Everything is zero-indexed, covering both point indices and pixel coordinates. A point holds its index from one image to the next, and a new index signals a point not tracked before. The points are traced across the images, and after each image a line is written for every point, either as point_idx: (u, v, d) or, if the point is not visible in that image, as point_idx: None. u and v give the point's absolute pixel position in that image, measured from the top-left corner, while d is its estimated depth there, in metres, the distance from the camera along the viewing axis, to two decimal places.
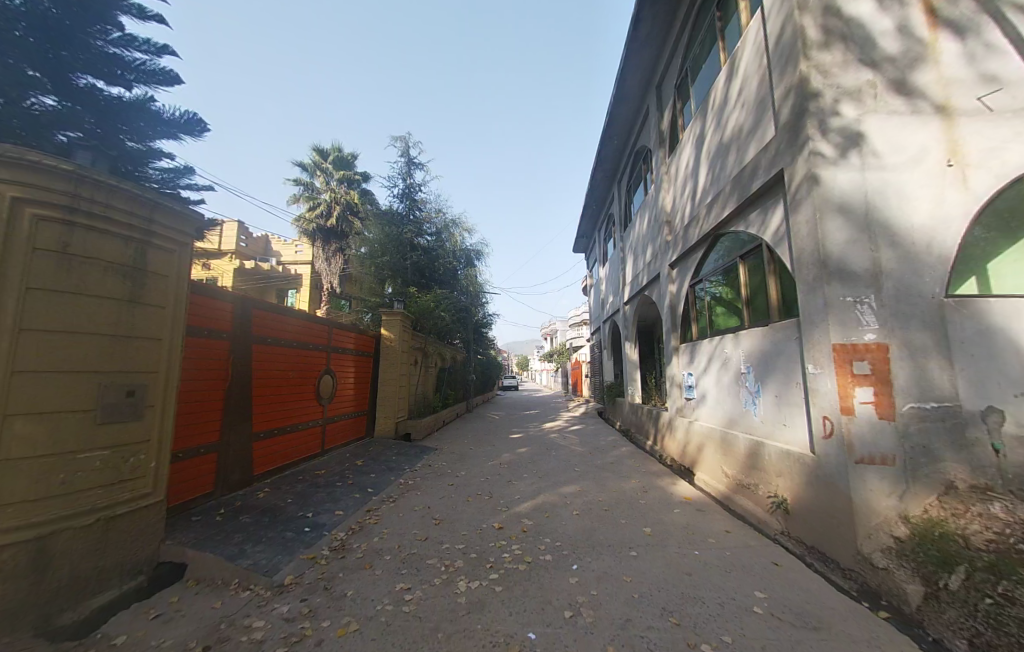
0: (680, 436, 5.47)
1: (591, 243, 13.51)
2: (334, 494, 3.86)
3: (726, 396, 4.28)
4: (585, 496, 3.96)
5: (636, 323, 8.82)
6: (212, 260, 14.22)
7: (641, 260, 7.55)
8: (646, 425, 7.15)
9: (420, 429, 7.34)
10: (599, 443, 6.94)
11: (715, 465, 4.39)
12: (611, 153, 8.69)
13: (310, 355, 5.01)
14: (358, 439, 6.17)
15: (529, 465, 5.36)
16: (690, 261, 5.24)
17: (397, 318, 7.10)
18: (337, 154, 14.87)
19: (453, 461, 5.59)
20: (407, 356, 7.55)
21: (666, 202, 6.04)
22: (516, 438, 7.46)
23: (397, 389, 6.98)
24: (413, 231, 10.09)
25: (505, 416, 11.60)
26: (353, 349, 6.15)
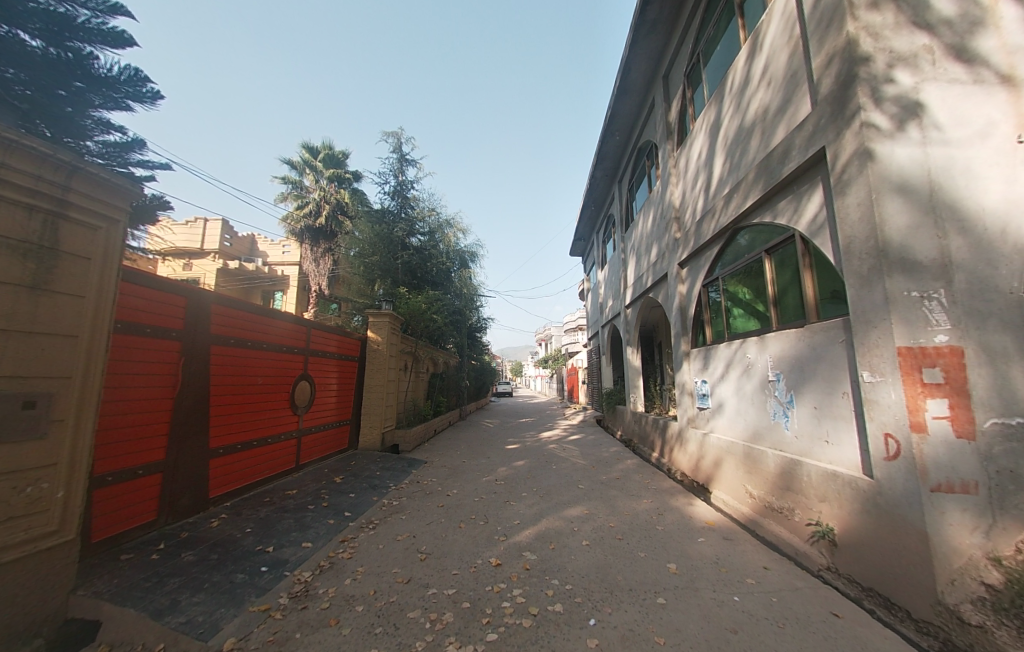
0: (692, 449, 5.01)
1: (590, 246, 13.16)
2: (305, 520, 3.32)
3: (749, 407, 3.84)
4: (594, 521, 3.47)
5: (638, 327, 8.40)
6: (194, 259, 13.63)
7: (645, 262, 7.18)
8: (651, 436, 6.68)
9: (409, 439, 6.80)
10: (602, 456, 6.46)
11: (737, 484, 3.92)
12: (611, 151, 8.36)
13: (284, 360, 4.47)
14: (338, 452, 5.61)
15: (528, 481, 4.85)
16: (703, 259, 4.84)
17: (385, 319, 6.59)
18: (327, 151, 14.40)
19: (443, 477, 5.07)
20: (396, 361, 7.01)
21: (674, 197, 5.66)
22: (512, 450, 6.93)
23: (385, 396, 6.44)
24: (405, 229, 9.62)
25: (500, 425, 11.07)
26: (335, 352, 5.62)
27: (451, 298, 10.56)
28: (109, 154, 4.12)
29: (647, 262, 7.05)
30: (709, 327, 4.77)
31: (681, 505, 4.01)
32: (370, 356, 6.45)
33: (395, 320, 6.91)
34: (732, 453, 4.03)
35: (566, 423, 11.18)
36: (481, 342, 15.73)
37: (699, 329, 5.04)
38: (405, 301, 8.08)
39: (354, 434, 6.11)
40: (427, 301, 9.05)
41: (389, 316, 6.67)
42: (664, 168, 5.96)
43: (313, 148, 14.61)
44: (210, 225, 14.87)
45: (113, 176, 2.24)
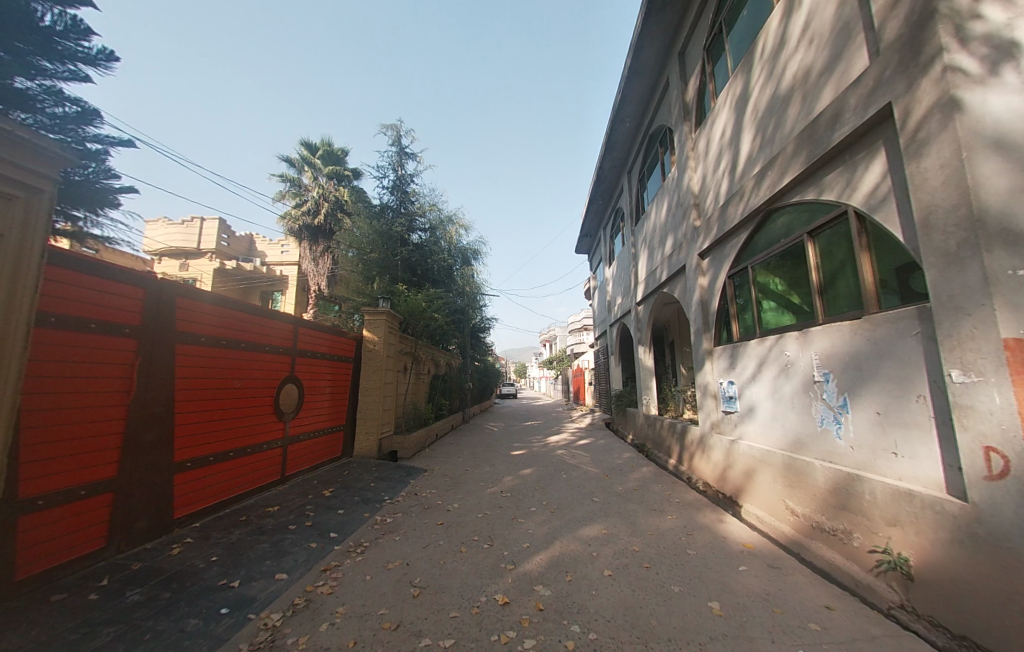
0: (716, 457, 4.55)
1: (596, 242, 12.71)
2: (282, 544, 2.90)
3: (788, 411, 3.38)
4: (614, 544, 3.01)
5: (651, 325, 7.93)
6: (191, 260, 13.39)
7: (658, 255, 6.73)
8: (668, 441, 6.21)
9: (408, 446, 6.38)
10: (615, 463, 6.01)
11: (775, 499, 3.45)
12: (620, 139, 7.92)
13: (268, 361, 4.08)
14: (331, 461, 5.20)
15: (536, 493, 4.41)
16: (728, 247, 4.38)
17: (382, 318, 6.17)
18: (326, 148, 14.07)
19: (444, 488, 4.64)
20: (394, 362, 6.59)
21: (692, 182, 5.21)
22: (517, 457, 6.49)
23: (382, 400, 6.03)
24: (404, 225, 9.21)
25: (504, 428, 10.63)
26: (326, 353, 5.21)
27: (454, 296, 10.13)
28: (64, 127, 4.50)
29: (660, 255, 6.60)
30: (736, 323, 4.32)
31: (710, 522, 3.55)
32: (366, 357, 6.05)
33: (393, 318, 6.49)
34: (767, 464, 3.56)
35: (573, 426, 10.71)
36: (485, 342, 15.31)
37: (724, 325, 4.58)
38: (404, 299, 7.65)
39: (348, 440, 5.71)
40: (427, 299, 8.62)
41: (386, 314, 6.24)
42: (681, 152, 5.51)
43: (311, 146, 14.27)
44: (208, 225, 14.62)
45: (42, 139, 1.87)
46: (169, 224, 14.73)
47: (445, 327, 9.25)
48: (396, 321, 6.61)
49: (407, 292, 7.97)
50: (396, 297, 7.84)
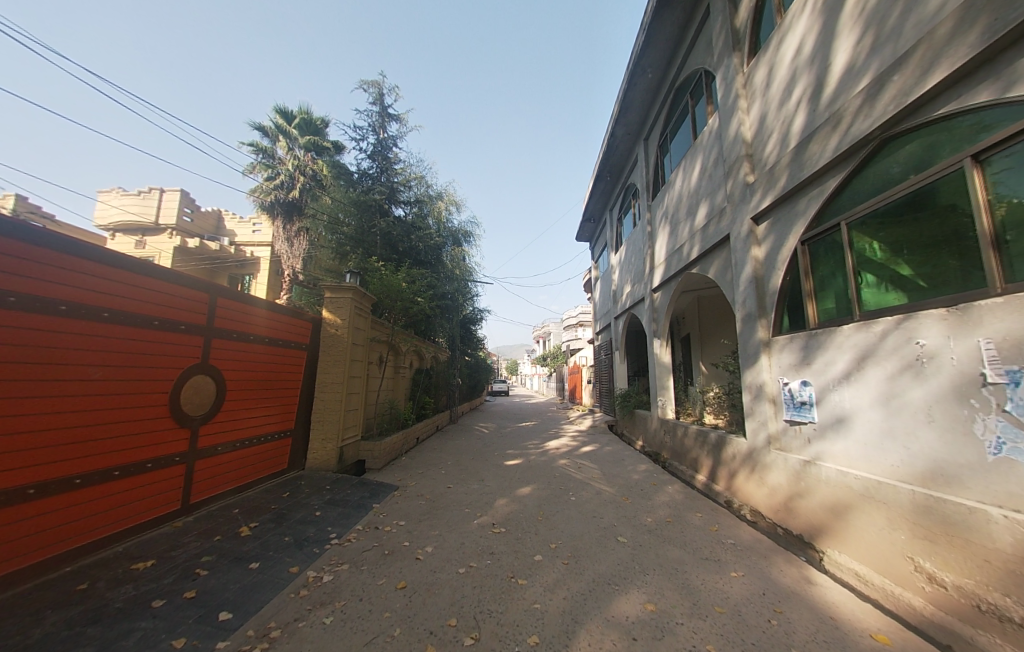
0: (777, 482, 3.44)
1: (600, 227, 11.58)
2: (119, 647, 1.69)
3: (921, 428, 2.27)
4: (675, 639, 1.87)
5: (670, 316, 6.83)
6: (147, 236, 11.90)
7: (685, 229, 5.63)
8: (696, 455, 5.13)
9: (377, 455, 5.15)
10: (631, 479, 4.91)
11: (894, 554, 2.35)
12: (639, 97, 6.76)
13: (161, 344, 2.85)
14: (268, 478, 3.98)
15: (539, 528, 3.26)
16: (801, 203, 3.28)
17: (346, 295, 4.92)
18: (302, 116, 12.61)
19: (416, 519, 3.45)
20: (364, 352, 5.34)
21: (744, 127, 4.07)
22: (512, 469, 5.34)
23: (345, 398, 4.78)
24: (384, 193, 7.91)
25: (496, 430, 9.48)
26: (265, 337, 3.98)
27: (442, 281, 8.85)
28: None
29: (688, 229, 5.50)
30: (812, 303, 3.23)
31: (794, 584, 2.43)
32: (324, 345, 4.79)
33: (362, 297, 5.22)
34: (878, 502, 2.47)
35: (572, 429, 9.60)
36: (476, 335, 14.09)
37: (789, 308, 3.49)
38: (379, 274, 6.26)
39: (298, 449, 4.48)
40: (408, 278, 7.29)
41: (352, 290, 4.94)
42: (726, 94, 4.39)
43: (287, 114, 12.86)
44: (167, 198, 13.04)
45: None
46: (123, 195, 13.08)
47: (430, 311, 7.91)
48: (365, 301, 5.32)
49: (383, 267, 6.62)
50: (369, 272, 6.47)
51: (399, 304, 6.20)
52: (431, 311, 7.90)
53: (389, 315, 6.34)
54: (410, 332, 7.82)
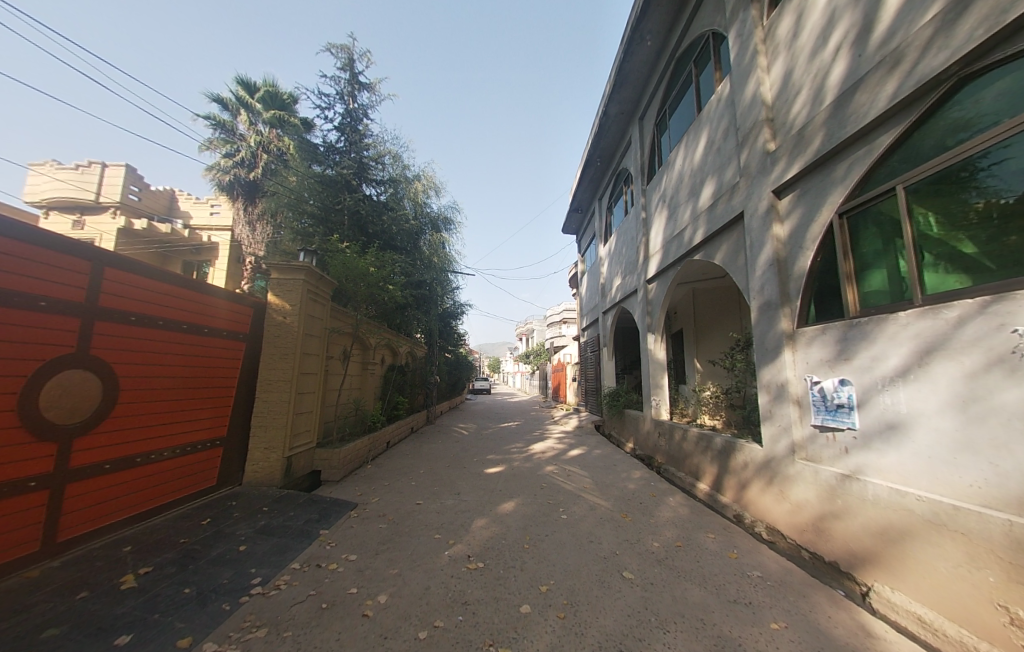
0: (806, 497, 2.94)
1: (588, 218, 11.06)
2: None
3: (1019, 442, 1.76)
4: None
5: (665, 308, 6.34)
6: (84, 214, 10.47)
7: (686, 212, 5.13)
8: (697, 461, 4.63)
9: (334, 465, 4.39)
10: (628, 489, 4.34)
11: (977, 599, 1.85)
12: (636, 71, 6.21)
13: (13, 327, 2.05)
14: (189, 499, 3.17)
15: (526, 561, 2.61)
16: (841, 169, 2.77)
17: (299, 277, 4.13)
18: (266, 88, 11.43)
19: (372, 552, 2.74)
20: (321, 344, 4.56)
21: (765, 88, 3.56)
22: (492, 479, 4.67)
23: (295, 398, 4.00)
24: (353, 168, 7.05)
25: (475, 432, 8.78)
26: (183, 324, 3.16)
27: (419, 269, 8.07)
28: None
29: (691, 212, 4.99)
30: (852, 287, 2.74)
31: (855, 640, 1.89)
32: (269, 335, 3.99)
33: (318, 279, 4.42)
34: (955, 532, 1.95)
35: (557, 429, 9.01)
36: (456, 330, 13.30)
37: (820, 294, 3.01)
38: (343, 253, 5.40)
39: (234, 460, 3.68)
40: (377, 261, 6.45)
41: (305, 270, 4.13)
42: (741, 53, 3.87)
43: (249, 85, 11.63)
44: (108, 173, 11.46)
45: None
46: (52, 168, 11.34)
47: (403, 300, 7.09)
48: (322, 284, 4.50)
49: (348, 246, 5.76)
50: (331, 252, 5.60)
51: (366, 289, 5.36)
52: (404, 300, 7.09)
53: (354, 302, 5.49)
54: (380, 323, 6.98)
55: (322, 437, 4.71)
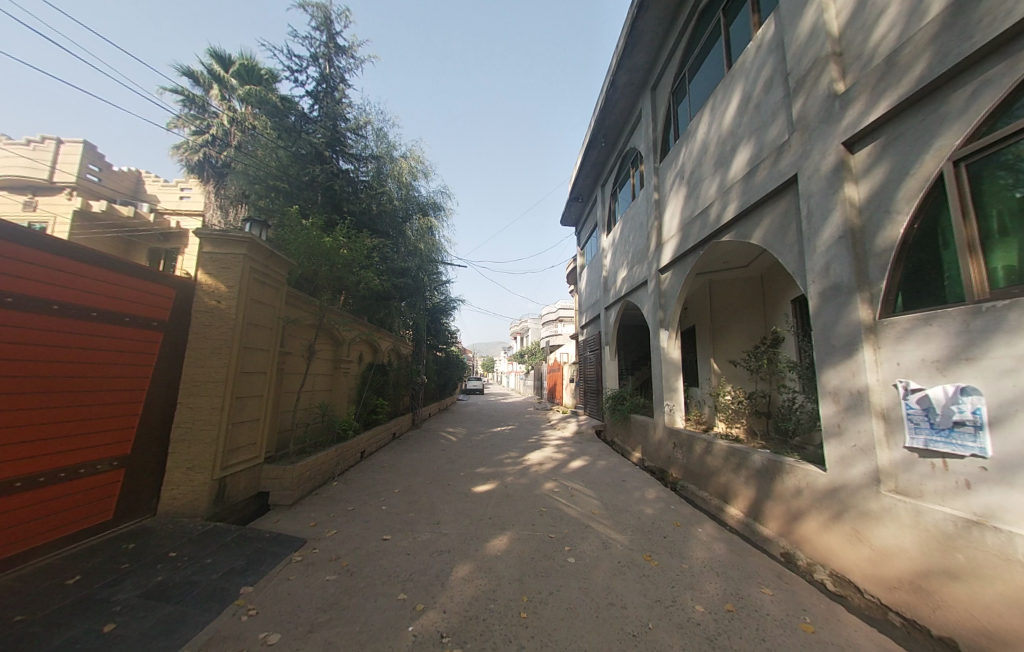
0: (898, 545, 2.22)
1: (589, 207, 10.33)
2: None
3: None
4: None
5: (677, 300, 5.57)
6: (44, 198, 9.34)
7: (711, 186, 4.41)
8: (729, 481, 3.89)
9: (287, 486, 3.56)
10: (646, 517, 3.57)
11: None
12: (652, 31, 5.45)
13: None
14: (69, 543, 2.29)
15: (525, 645, 1.81)
16: (961, 99, 2.03)
17: (239, 252, 3.26)
18: (241, 60, 10.36)
19: (305, 628, 1.92)
20: (273, 337, 3.70)
21: (833, 18, 2.83)
22: (481, 501, 3.87)
23: (232, 404, 3.16)
24: (328, 137, 6.14)
25: (465, 438, 7.95)
26: (53, 305, 2.26)
27: (404, 256, 7.20)
28: None
29: (718, 185, 4.27)
30: (974, 261, 1.99)
31: None
32: (197, 323, 3.13)
33: (266, 255, 3.54)
34: None
35: (555, 435, 8.20)
36: (446, 327, 12.42)
37: (919, 274, 2.28)
38: (306, 225, 4.47)
39: (149, 486, 2.82)
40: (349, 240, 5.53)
41: (246, 241, 3.25)
42: None
43: (222, 57, 10.54)
44: (63, 149, 10.22)
45: None
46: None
47: (381, 288, 6.19)
48: (271, 262, 3.62)
49: (312, 218, 4.81)
50: (291, 224, 4.66)
51: (335, 272, 4.45)
52: (382, 287, 6.19)
53: (319, 285, 4.56)
54: (352, 312, 6.07)
55: (274, 450, 3.87)
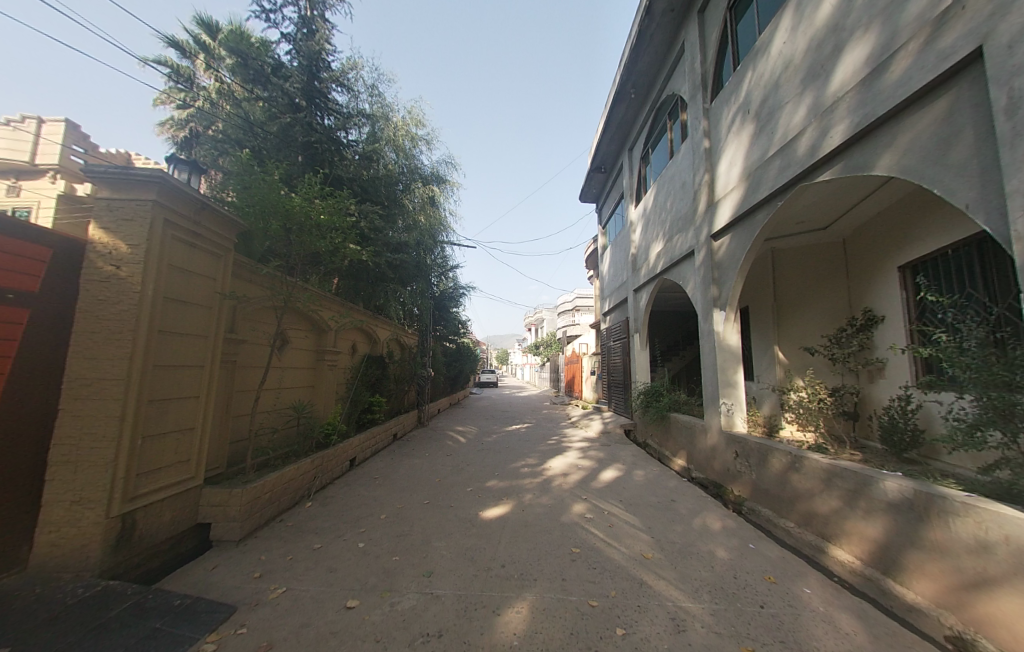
0: None
1: (613, 178, 9.14)
2: None
3: None
4: None
5: (728, 271, 4.38)
6: (25, 182, 8.76)
7: (798, 111, 3.26)
8: (831, 513, 2.81)
9: (233, 518, 2.72)
10: (718, 566, 2.54)
11: None
12: None
13: None
14: None
15: None
16: None
17: (148, 199, 2.32)
18: (228, 25, 9.42)
19: None
20: (212, 320, 2.79)
21: None
22: (492, 535, 2.90)
23: (142, 410, 2.27)
24: (307, 85, 5.11)
25: (476, 438, 7.03)
26: None
27: (402, 231, 6.24)
28: None
29: (810, 106, 3.12)
30: None
31: None
32: (89, 297, 2.24)
33: (193, 209, 2.60)
34: None
35: (577, 436, 7.19)
36: (455, 316, 11.48)
37: None
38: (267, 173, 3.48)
39: (17, 528, 2.00)
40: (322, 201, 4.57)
41: (154, 181, 2.30)
42: None
43: (210, 24, 9.63)
44: (47, 130, 9.62)
45: None
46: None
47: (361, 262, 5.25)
48: (202, 218, 2.68)
49: (275, 170, 3.83)
50: (248, 174, 3.69)
51: (303, 239, 3.47)
52: (362, 262, 5.25)
53: (283, 255, 3.60)
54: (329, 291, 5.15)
55: (220, 467, 3.01)
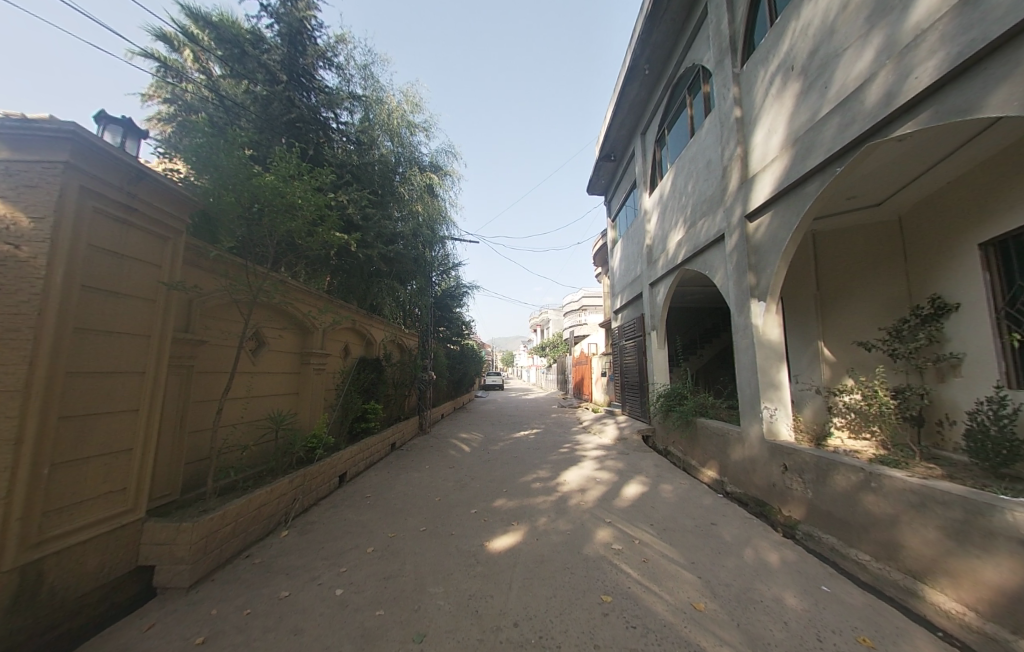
0: None
1: (624, 166, 8.57)
2: None
3: None
4: None
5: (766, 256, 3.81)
6: None
7: (863, 56, 2.69)
8: (928, 547, 2.22)
9: (182, 560, 2.21)
10: (791, 620, 1.97)
11: None
12: None
13: None
14: None
15: None
16: None
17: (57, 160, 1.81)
18: None
19: None
20: (153, 316, 2.30)
21: None
22: (500, 576, 2.35)
23: (50, 431, 1.76)
24: (288, 57, 4.60)
25: (481, 446, 6.48)
26: None
27: (398, 222, 5.73)
28: None
29: (881, 46, 2.56)
30: None
31: None
32: None
33: (126, 179, 2.15)
34: None
35: (591, 443, 6.61)
36: (458, 316, 10.96)
37: None
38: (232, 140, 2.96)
39: None
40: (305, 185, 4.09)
41: (67, 136, 1.80)
42: None
43: None
44: None
45: None
46: None
47: (345, 250, 4.75)
48: (138, 190, 2.21)
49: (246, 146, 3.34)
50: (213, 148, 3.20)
51: (273, 221, 2.97)
52: (346, 249, 4.75)
53: (249, 238, 3.09)
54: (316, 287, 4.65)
55: (169, 494, 2.51)
